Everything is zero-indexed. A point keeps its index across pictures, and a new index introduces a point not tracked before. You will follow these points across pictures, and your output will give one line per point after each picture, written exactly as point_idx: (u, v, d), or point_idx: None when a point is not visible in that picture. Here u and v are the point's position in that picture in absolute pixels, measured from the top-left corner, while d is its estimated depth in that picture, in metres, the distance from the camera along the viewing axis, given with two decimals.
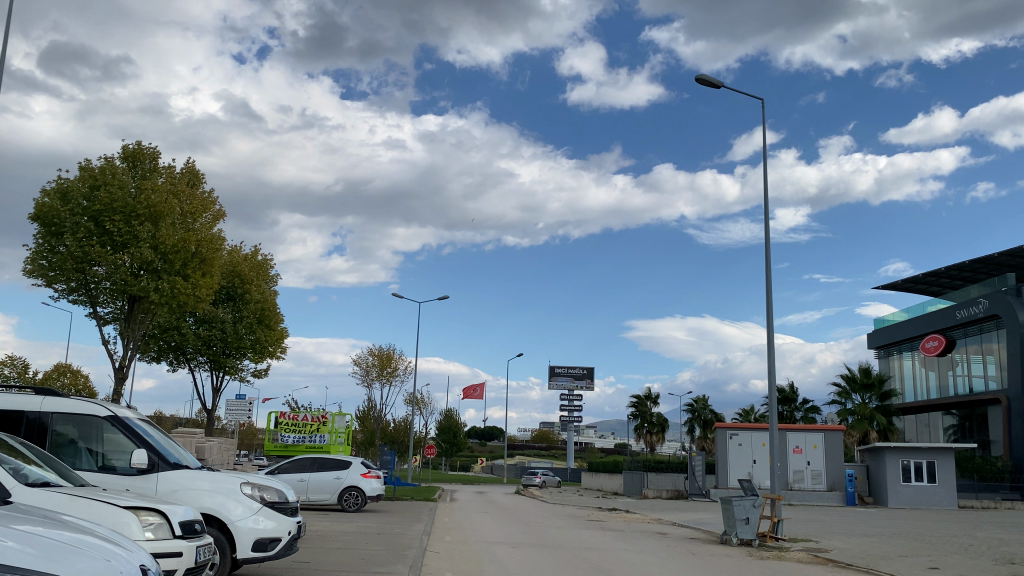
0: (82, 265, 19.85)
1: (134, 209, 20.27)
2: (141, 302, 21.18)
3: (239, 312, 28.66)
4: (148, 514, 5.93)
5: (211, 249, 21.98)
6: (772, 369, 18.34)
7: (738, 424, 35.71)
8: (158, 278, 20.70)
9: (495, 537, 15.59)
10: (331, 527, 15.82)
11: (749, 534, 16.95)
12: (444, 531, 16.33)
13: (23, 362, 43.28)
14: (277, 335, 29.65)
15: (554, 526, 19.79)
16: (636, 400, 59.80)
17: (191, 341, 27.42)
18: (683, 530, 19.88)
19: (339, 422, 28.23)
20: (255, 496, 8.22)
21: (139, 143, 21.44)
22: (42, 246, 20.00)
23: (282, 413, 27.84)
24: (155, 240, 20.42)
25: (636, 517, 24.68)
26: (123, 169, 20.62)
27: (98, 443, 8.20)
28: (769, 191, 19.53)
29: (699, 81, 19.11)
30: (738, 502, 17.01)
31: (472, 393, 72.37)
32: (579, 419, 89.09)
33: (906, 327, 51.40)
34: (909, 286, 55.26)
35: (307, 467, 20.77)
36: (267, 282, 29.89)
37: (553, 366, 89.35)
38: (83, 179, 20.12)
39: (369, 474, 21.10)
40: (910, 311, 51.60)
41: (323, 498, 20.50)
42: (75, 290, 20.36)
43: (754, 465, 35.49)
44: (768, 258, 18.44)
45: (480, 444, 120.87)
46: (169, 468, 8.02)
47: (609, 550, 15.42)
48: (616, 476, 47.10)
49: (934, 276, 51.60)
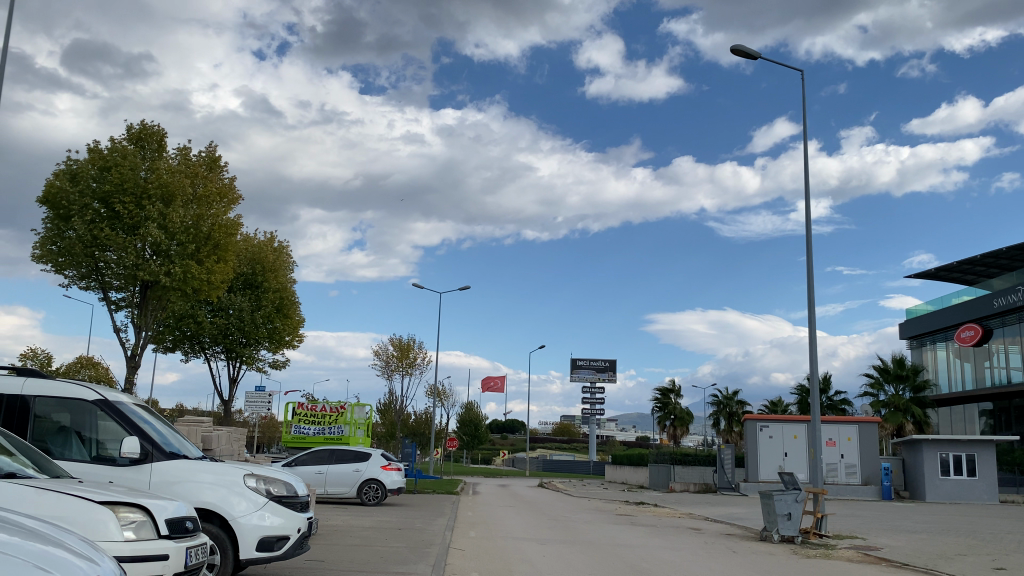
0: (92, 249, 19.19)
1: (144, 190, 19.61)
2: (153, 288, 20.48)
3: (256, 300, 27.97)
4: (128, 510, 5.08)
5: (227, 232, 21.26)
6: (814, 359, 17.23)
7: (769, 415, 34.60)
8: (171, 262, 19.99)
9: (522, 533, 14.73)
10: (349, 522, 14.99)
11: (791, 531, 15.99)
12: (468, 527, 15.52)
13: (45, 354, 43.04)
14: (295, 323, 28.94)
15: (583, 522, 18.87)
16: (661, 392, 58.70)
17: (207, 330, 26.75)
18: (718, 526, 18.92)
19: (358, 414, 27.41)
20: (260, 489, 7.38)
21: (148, 124, 20.71)
22: (51, 230, 19.35)
23: (299, 404, 27.20)
24: (166, 221, 19.71)
25: (666, 512, 23.79)
26: (133, 149, 19.92)
27: (90, 431, 7.39)
28: (809, 168, 18.41)
29: (735, 53, 18.10)
30: (780, 497, 16.01)
31: (494, 385, 71.63)
32: (601, 412, 88.08)
33: (940, 317, 49.88)
34: (942, 275, 53.70)
35: (325, 460, 20.00)
36: (285, 269, 29.20)
37: (575, 358, 88.35)
38: (92, 160, 19.44)
39: (389, 466, 20.25)
40: (944, 300, 50.13)
41: (341, 492, 19.75)
42: (85, 276, 19.71)
43: (785, 458, 34.40)
44: (812, 244, 17.37)
45: (501, 437, 120.30)
46: (165, 458, 7.20)
47: (644, 547, 14.46)
48: (641, 469, 46.14)
49: (969, 264, 50.04)
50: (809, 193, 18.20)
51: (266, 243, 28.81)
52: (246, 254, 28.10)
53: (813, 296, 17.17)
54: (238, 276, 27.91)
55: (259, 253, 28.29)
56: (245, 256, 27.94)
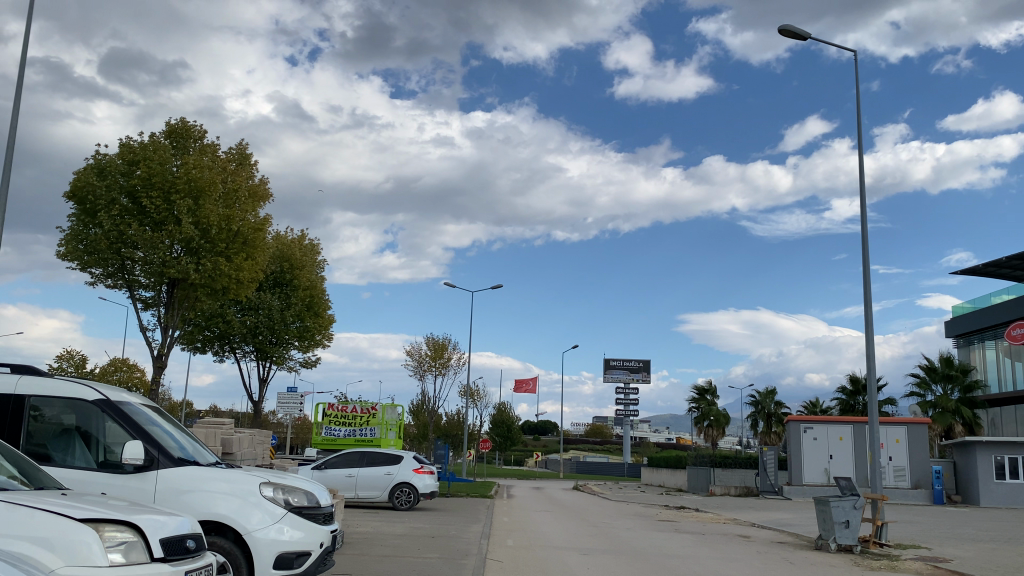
0: (119, 246, 18.67)
1: (174, 185, 18.99)
2: (182, 285, 19.92)
3: (286, 299, 27.44)
4: (116, 529, 4.35)
5: (258, 230, 20.59)
6: (870, 355, 16.14)
7: (814, 416, 33.38)
8: (199, 259, 19.38)
9: (563, 542, 13.89)
10: (380, 529, 14.27)
11: (849, 539, 14.95)
12: (505, 535, 14.72)
13: (81, 356, 43.09)
14: (326, 322, 28.34)
15: (625, 529, 17.98)
16: (697, 393, 57.48)
17: (236, 329, 26.29)
18: (768, 533, 17.93)
19: (390, 414, 26.77)
20: (278, 499, 6.64)
21: (183, 119, 20.13)
22: (78, 226, 18.88)
23: (330, 405, 26.64)
24: (196, 217, 19.04)
25: (710, 518, 22.81)
26: (165, 144, 19.36)
27: (94, 433, 6.70)
28: (864, 154, 17.31)
29: (784, 33, 17.12)
30: (837, 504, 15.00)
31: (527, 386, 70.92)
32: (635, 413, 86.89)
33: (988, 315, 48.11)
34: (991, 271, 51.89)
35: (356, 462, 19.30)
36: (316, 268, 28.66)
37: (608, 359, 87.25)
38: (121, 154, 18.96)
39: (421, 470, 19.53)
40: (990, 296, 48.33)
41: (373, 496, 19.06)
42: (112, 274, 19.22)
43: (831, 460, 33.17)
44: (867, 234, 16.31)
45: (533, 438, 119.57)
46: (172, 464, 6.51)
47: (695, 558, 13.53)
48: (679, 472, 45.07)
49: (1019, 259, 48.23)
50: (864, 181, 17.11)
51: (296, 241, 28.29)
52: (275, 251, 27.62)
53: (869, 287, 16.12)
54: (268, 273, 27.40)
55: (288, 250, 27.81)
56: (274, 254, 27.47)
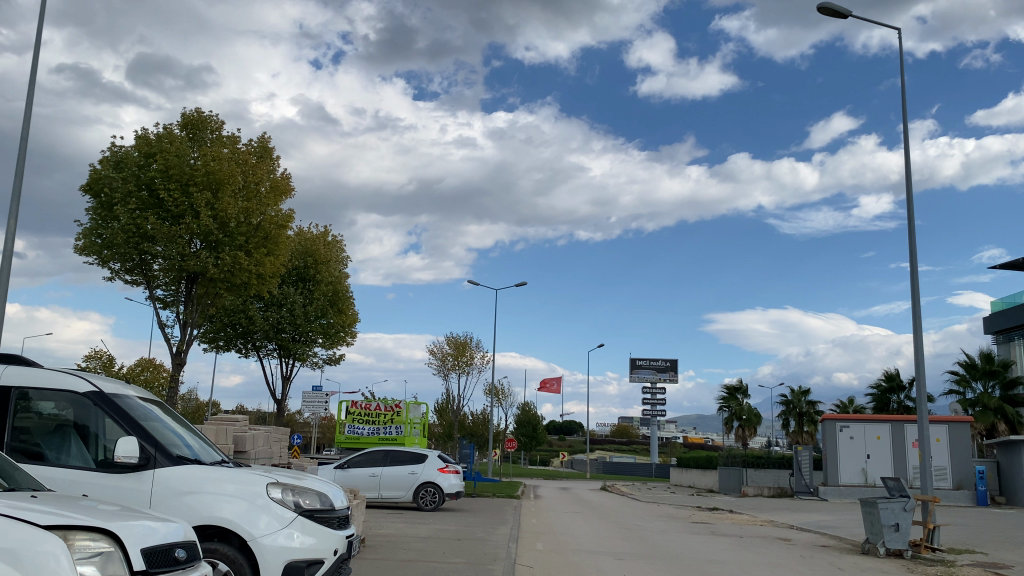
0: (137, 240, 18.20)
1: (191, 176, 18.42)
2: (202, 280, 19.42)
3: (309, 295, 26.97)
4: (89, 538, 3.78)
5: (279, 224, 20.01)
6: (918, 346, 15.18)
7: (850, 415, 32.31)
8: (218, 252, 18.84)
9: (595, 546, 13.18)
10: (404, 531, 13.66)
11: (899, 544, 14.10)
12: (534, 538, 14.05)
13: (108, 355, 43.05)
14: (350, 318, 27.83)
15: (659, 532, 17.22)
16: (727, 392, 56.41)
17: (259, 325, 25.89)
18: (810, 537, 17.09)
19: (414, 413, 26.19)
20: (288, 501, 6.02)
21: (201, 111, 19.63)
22: (95, 221, 18.48)
23: (353, 402, 26.08)
24: (214, 210, 18.47)
25: (746, 520, 21.98)
26: (182, 136, 18.85)
27: (89, 428, 6.13)
28: (909, 135, 16.41)
29: (823, 10, 16.30)
30: (886, 506, 14.15)
31: (552, 386, 70.15)
32: (662, 414, 85.67)
33: None
34: None
35: (380, 461, 18.73)
36: (339, 263, 28.16)
37: (635, 358, 86.15)
38: (138, 146, 18.50)
39: (446, 469, 18.89)
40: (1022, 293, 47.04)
41: (397, 496, 18.46)
42: (130, 269, 18.79)
43: (868, 460, 32.11)
44: (914, 220, 15.46)
45: (559, 439, 118.67)
46: (172, 463, 5.92)
47: (737, 563, 12.73)
48: (709, 472, 44.08)
49: None
50: (909, 163, 16.22)
51: (318, 236, 27.82)
52: (298, 247, 27.18)
53: (917, 276, 15.18)
54: (291, 268, 26.96)
55: (311, 245, 27.37)
56: (297, 249, 27.05)
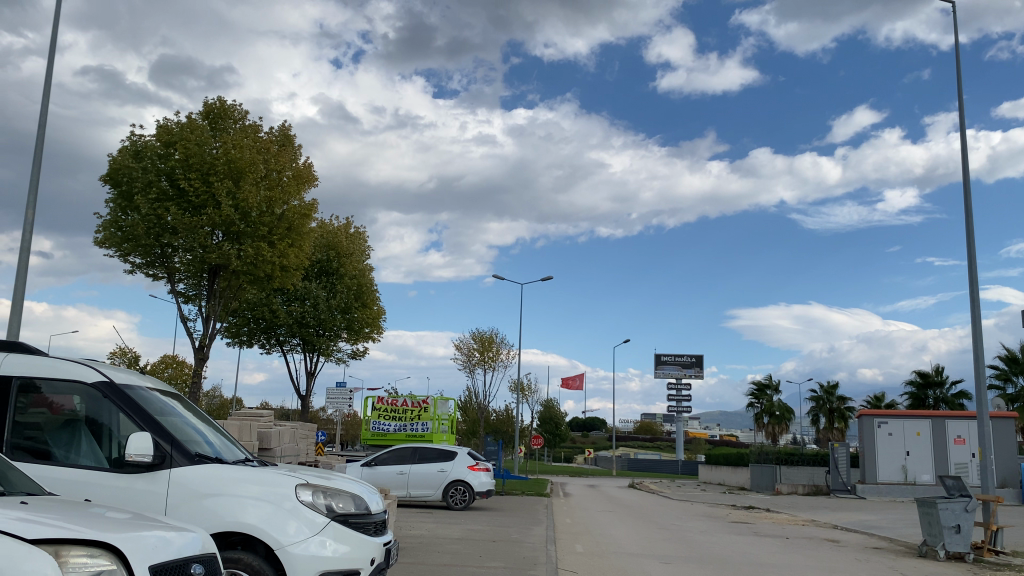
0: (158, 231, 17.71)
1: (212, 165, 17.87)
2: (223, 273, 18.86)
3: (332, 288, 26.48)
4: (83, 554, 3.17)
5: (302, 214, 19.43)
6: (977, 338, 14.31)
7: (888, 410, 31.36)
8: (240, 243, 18.27)
9: (640, 549, 12.51)
10: (435, 532, 13.06)
11: (961, 546, 13.28)
12: (573, 540, 13.41)
13: (134, 352, 42.93)
14: (375, 314, 27.28)
15: (700, 532, 16.49)
16: (756, 388, 55.43)
17: (282, 319, 25.42)
18: (860, 538, 16.30)
19: (442, 409, 25.63)
20: (319, 505, 5.39)
21: (223, 99, 19.11)
22: (115, 211, 18.03)
23: (379, 398, 25.54)
24: (235, 200, 17.91)
25: (787, 519, 21.20)
26: (203, 125, 18.30)
27: (100, 421, 5.53)
28: (963, 113, 15.56)
29: None
30: (945, 506, 13.37)
31: (575, 382, 69.47)
32: (687, 410, 84.65)
33: None
34: None
35: (408, 458, 18.12)
36: (363, 256, 27.62)
37: (659, 354, 85.07)
38: (159, 135, 18.00)
39: (477, 467, 18.27)
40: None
41: (426, 494, 17.86)
42: (151, 262, 18.31)
43: (908, 457, 31.16)
44: (970, 205, 14.65)
45: (582, 435, 117.73)
46: (189, 462, 5.32)
47: (792, 567, 11.99)
48: (740, 469, 43.19)
49: None
50: (964, 143, 15.36)
51: (342, 229, 27.29)
52: (321, 240, 26.67)
53: (976, 264, 14.34)
54: (314, 262, 26.50)
55: (334, 239, 26.84)
56: (320, 242, 26.54)
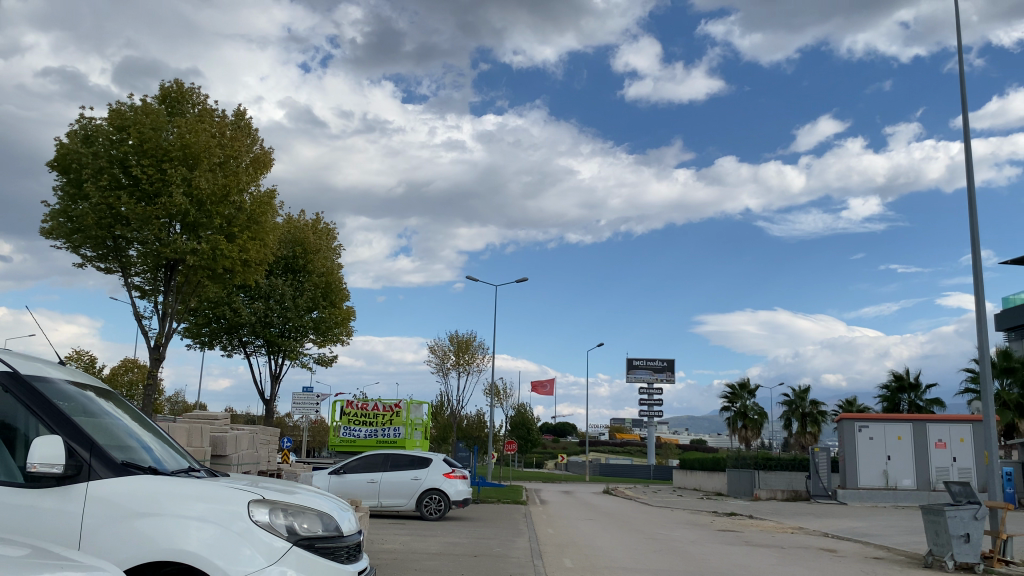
0: (110, 222, 16.45)
1: (168, 151, 16.64)
2: (181, 267, 17.62)
3: (299, 287, 25.30)
4: None
5: (263, 205, 18.29)
6: (983, 339, 13.60)
7: (869, 414, 30.77)
8: (197, 236, 17.05)
9: (633, 564, 11.52)
10: (410, 545, 12.03)
11: (970, 556, 12.50)
12: (560, 553, 12.43)
13: (90, 357, 41.10)
14: (344, 313, 26.12)
15: (690, 543, 15.60)
16: (731, 391, 54.92)
17: (245, 319, 24.16)
18: (858, 547, 15.51)
19: (415, 414, 24.55)
20: (280, 526, 4.36)
21: (180, 82, 17.90)
22: (64, 200, 16.70)
23: (348, 402, 24.37)
24: (192, 188, 16.70)
25: (776, 527, 20.45)
26: (159, 108, 17.05)
27: (8, 421, 4.43)
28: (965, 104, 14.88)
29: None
30: (954, 514, 12.61)
31: (546, 387, 68.54)
32: (659, 415, 83.86)
33: None
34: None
35: (379, 466, 17.04)
36: (332, 253, 26.45)
37: (631, 358, 84.47)
38: (110, 119, 16.67)
39: (453, 474, 17.18)
40: (1016, 294, 45.86)
41: (398, 504, 16.76)
42: (104, 255, 17.03)
43: (888, 461, 30.57)
44: (974, 202, 14.04)
45: (552, 440, 116.74)
46: (115, 473, 4.27)
47: None
48: (717, 474, 42.52)
49: None
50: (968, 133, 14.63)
51: (309, 224, 26.09)
52: (286, 235, 25.50)
53: (980, 259, 13.66)
54: (279, 258, 25.32)
55: (301, 234, 25.67)
56: (285, 238, 25.36)
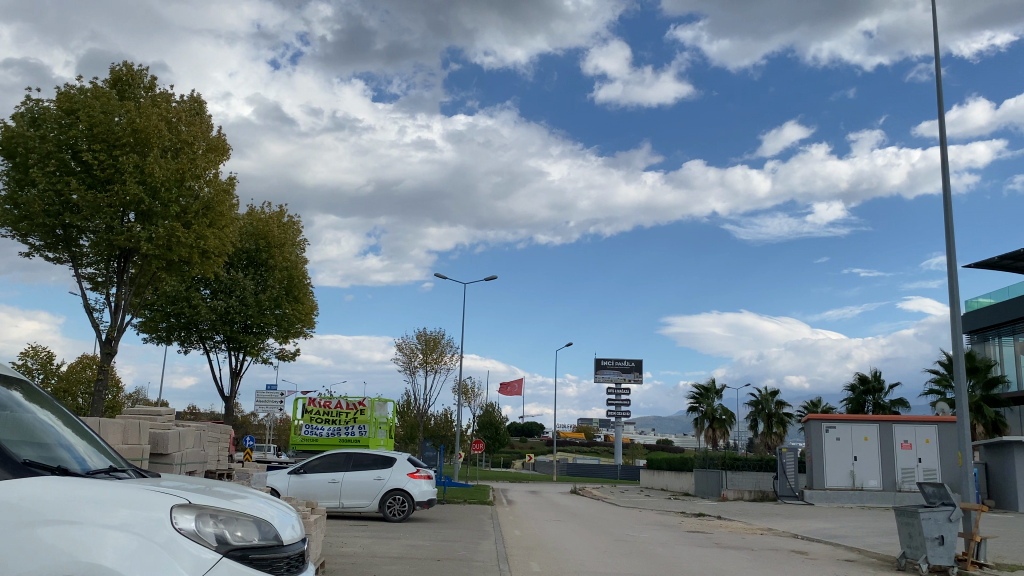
0: (59, 210, 15.65)
1: (118, 136, 15.88)
2: (134, 257, 16.87)
3: (261, 281, 24.56)
4: None
5: (220, 193, 17.60)
6: (956, 338, 13.35)
7: (836, 415, 30.76)
8: (151, 224, 16.33)
9: (602, 567, 11.09)
10: (370, 549, 11.48)
11: (944, 559, 12.25)
12: (527, 556, 11.96)
13: (46, 353, 39.73)
14: (307, 309, 25.44)
15: (659, 545, 15.23)
16: (699, 392, 54.94)
17: (205, 314, 23.35)
18: (829, 549, 15.27)
19: (380, 412, 23.95)
20: (207, 535, 3.82)
21: (130, 64, 17.14)
22: (9, 186, 15.86)
23: (311, 400, 23.72)
24: (144, 173, 15.96)
25: (745, 528, 20.21)
26: (110, 91, 16.26)
27: None
28: (940, 98, 14.59)
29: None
30: (928, 516, 12.35)
31: (514, 386, 68.13)
32: (627, 416, 83.92)
33: (990, 314, 44.34)
34: (994, 266, 48.18)
35: (341, 465, 16.45)
36: (296, 247, 25.74)
37: (599, 358, 84.38)
38: (59, 101, 15.85)
39: (417, 474, 16.63)
40: (977, 298, 46.36)
41: (360, 505, 16.18)
42: (53, 244, 16.23)
43: (855, 462, 30.57)
44: (949, 202, 13.84)
45: (520, 440, 116.33)
46: (15, 476, 3.72)
47: None
48: (684, 475, 42.38)
49: (1016, 257, 44.78)
50: (943, 128, 14.34)
51: (273, 217, 25.38)
52: (248, 229, 24.76)
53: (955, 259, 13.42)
54: (240, 252, 24.57)
55: (263, 227, 24.94)
56: (246, 231, 24.63)
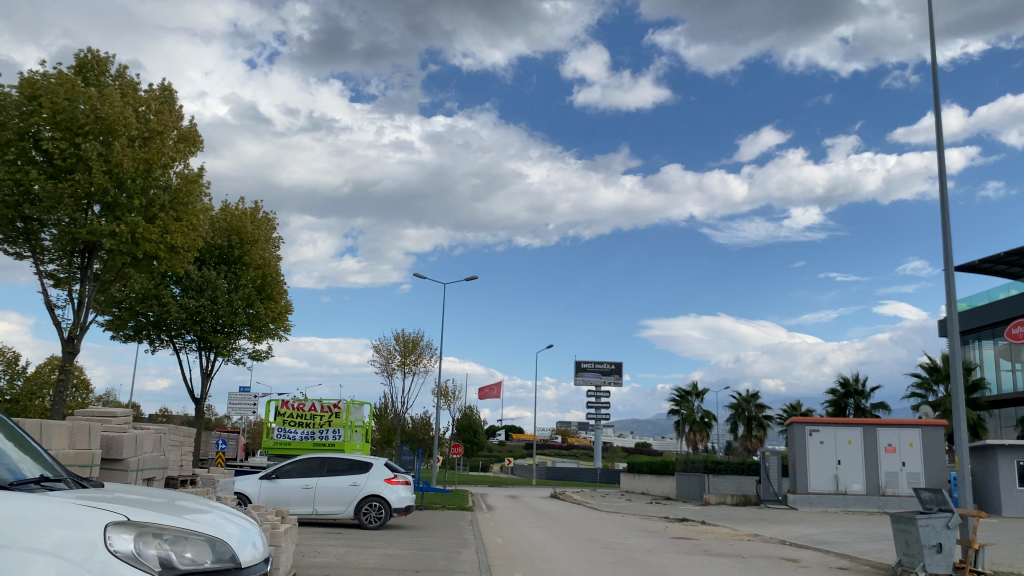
0: (18, 201, 14.90)
1: (81, 123, 15.11)
2: (98, 252, 16.12)
3: (234, 280, 23.82)
4: None
5: (188, 186, 16.88)
6: (954, 337, 12.93)
7: (820, 418, 30.50)
8: (116, 217, 15.59)
9: None
10: (344, 559, 10.88)
11: (942, 567, 11.81)
12: (509, 566, 11.39)
13: (13, 354, 38.56)
14: (281, 308, 24.72)
15: (645, 552, 14.74)
16: (680, 394, 54.65)
17: (174, 312, 22.54)
18: (820, 556, 14.86)
19: (356, 415, 23.26)
20: (148, 559, 3.22)
21: (96, 50, 16.39)
22: None
23: (284, 402, 23.03)
24: (108, 163, 15.21)
25: (731, 534, 19.79)
26: (74, 77, 15.50)
27: None
28: (935, 90, 14.20)
29: None
30: (926, 522, 11.93)
31: (493, 390, 67.55)
32: (607, 419, 83.56)
33: (969, 317, 44.29)
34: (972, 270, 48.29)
35: (315, 470, 15.78)
36: (270, 244, 25.01)
37: (579, 361, 83.98)
38: (20, 87, 15.07)
39: (395, 480, 16.00)
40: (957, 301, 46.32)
41: (335, 512, 15.52)
42: (12, 238, 15.46)
43: (839, 466, 30.27)
44: (947, 205, 13.41)
45: (499, 443, 115.76)
46: None
47: None
48: (665, 478, 41.99)
49: (995, 262, 44.80)
50: (938, 121, 13.92)
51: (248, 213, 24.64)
52: (221, 225, 24.02)
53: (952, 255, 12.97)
54: (212, 249, 23.85)
55: (237, 223, 24.20)
56: (219, 227, 23.90)
